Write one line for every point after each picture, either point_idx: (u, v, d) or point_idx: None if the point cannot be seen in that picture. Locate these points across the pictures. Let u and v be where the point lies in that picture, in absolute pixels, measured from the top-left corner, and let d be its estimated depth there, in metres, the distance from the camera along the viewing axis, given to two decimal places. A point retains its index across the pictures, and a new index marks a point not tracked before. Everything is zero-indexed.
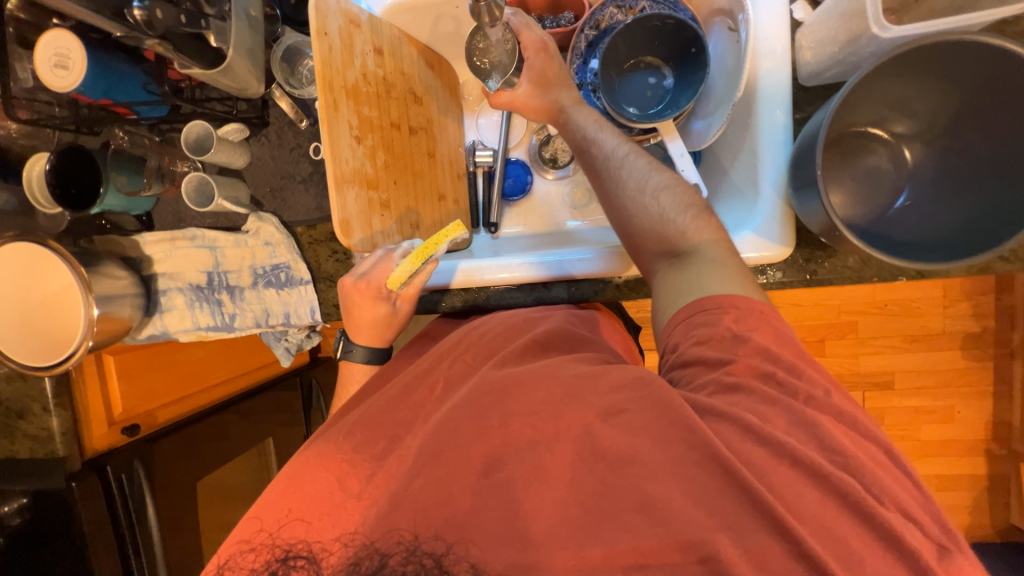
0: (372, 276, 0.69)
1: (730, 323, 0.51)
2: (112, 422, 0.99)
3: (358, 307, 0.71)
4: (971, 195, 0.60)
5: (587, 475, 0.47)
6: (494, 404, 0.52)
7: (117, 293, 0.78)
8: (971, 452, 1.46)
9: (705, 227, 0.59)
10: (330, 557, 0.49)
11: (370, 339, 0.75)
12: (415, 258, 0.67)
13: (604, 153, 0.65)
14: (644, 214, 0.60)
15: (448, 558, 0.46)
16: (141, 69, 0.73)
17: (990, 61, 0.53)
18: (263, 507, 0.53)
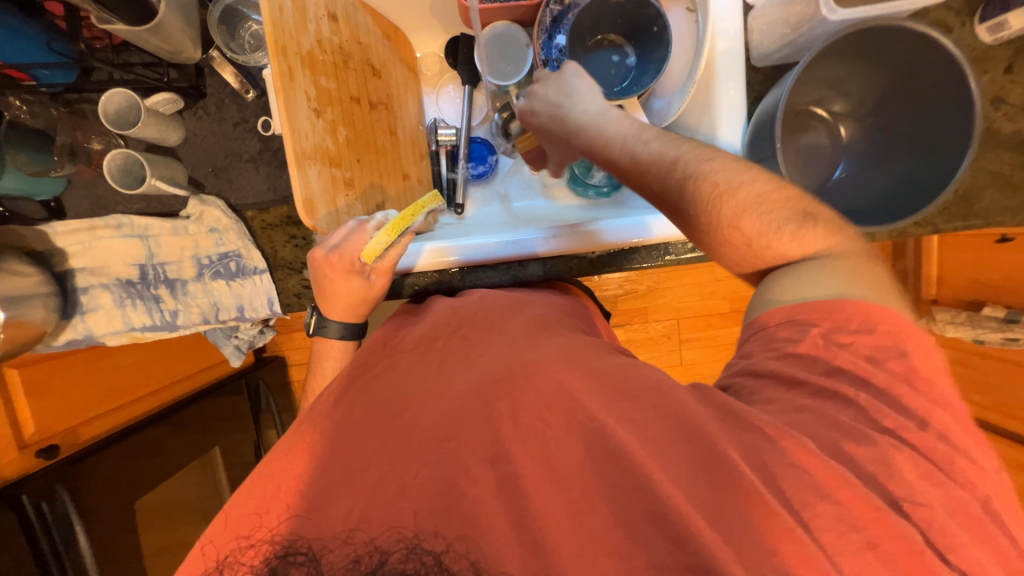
0: (344, 250, 0.64)
1: (821, 334, 0.50)
2: (24, 446, 0.85)
3: (331, 283, 0.67)
4: (896, 167, 0.68)
5: (587, 454, 0.47)
6: (492, 388, 0.51)
7: (25, 294, 0.67)
8: None
9: (812, 243, 0.53)
10: (330, 553, 0.45)
11: (345, 315, 0.71)
12: (391, 229, 0.64)
13: (663, 187, 0.56)
14: (736, 247, 0.54)
15: (448, 556, 0.44)
16: (39, 24, 0.61)
17: (915, 46, 0.60)
18: (241, 516, 0.49)
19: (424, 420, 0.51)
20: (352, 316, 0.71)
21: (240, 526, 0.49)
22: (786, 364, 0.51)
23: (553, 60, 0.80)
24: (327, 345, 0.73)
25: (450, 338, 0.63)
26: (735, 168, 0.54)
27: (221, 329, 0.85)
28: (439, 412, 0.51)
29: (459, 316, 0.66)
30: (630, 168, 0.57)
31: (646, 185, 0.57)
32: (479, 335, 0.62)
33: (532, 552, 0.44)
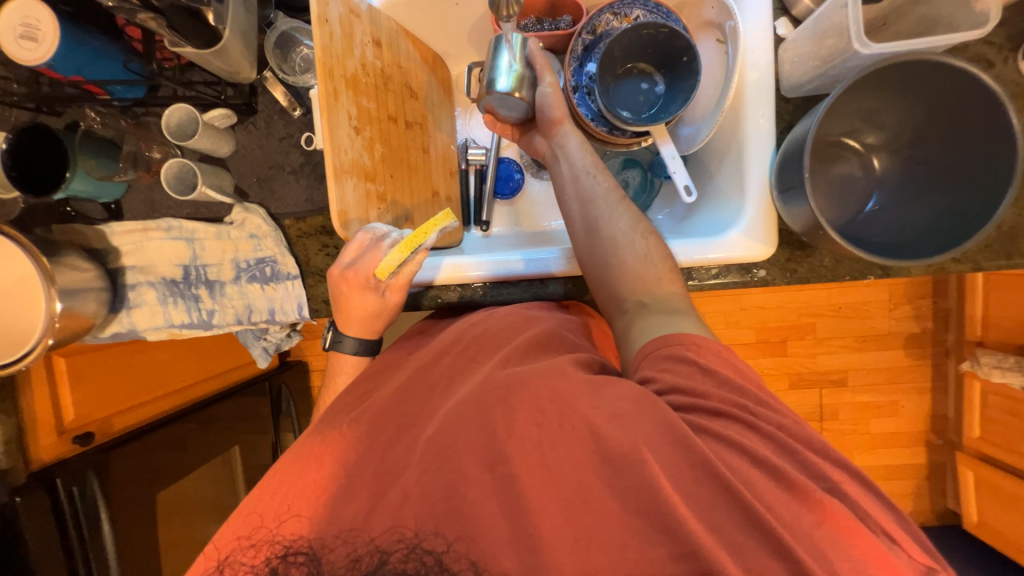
0: (360, 266, 0.66)
1: (694, 356, 0.56)
2: (62, 431, 0.90)
3: (349, 295, 0.69)
4: (931, 201, 0.67)
5: (590, 474, 0.48)
6: (502, 399, 0.53)
7: (82, 286, 0.72)
8: (914, 443, 1.60)
9: (673, 281, 0.66)
10: (330, 553, 0.48)
11: (359, 332, 0.73)
12: (404, 247, 0.65)
13: (597, 187, 0.71)
14: (629, 252, 0.67)
15: (448, 555, 0.46)
16: (120, 46, 0.69)
17: (953, 79, 0.59)
18: (248, 511, 0.51)
19: (435, 428, 0.52)
20: (368, 330, 0.73)
21: (246, 520, 0.50)
22: (728, 389, 0.53)
23: (582, 87, 0.82)
24: (340, 360, 0.75)
25: (459, 354, 0.63)
26: (642, 215, 0.71)
27: (251, 331, 0.88)
28: (448, 420, 0.53)
29: (464, 334, 0.66)
30: (579, 165, 0.73)
31: (585, 180, 0.72)
32: (489, 351, 0.63)
33: (524, 561, 0.45)
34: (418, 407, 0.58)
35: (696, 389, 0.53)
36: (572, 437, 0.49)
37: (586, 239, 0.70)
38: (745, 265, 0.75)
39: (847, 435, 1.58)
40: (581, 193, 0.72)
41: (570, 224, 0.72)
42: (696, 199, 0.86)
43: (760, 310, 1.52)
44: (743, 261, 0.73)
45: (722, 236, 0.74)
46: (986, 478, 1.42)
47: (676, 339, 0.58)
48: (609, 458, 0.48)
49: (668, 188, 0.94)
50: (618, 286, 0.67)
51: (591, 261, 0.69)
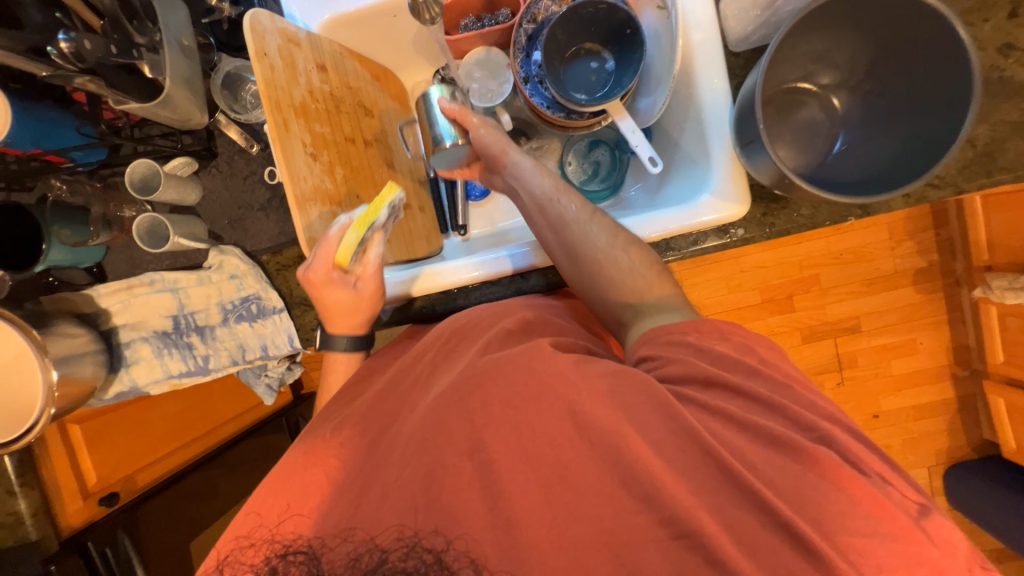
0: (320, 262, 0.66)
1: (693, 338, 0.57)
2: (88, 495, 0.92)
3: (322, 294, 0.69)
4: (896, 130, 0.65)
5: (581, 459, 0.48)
6: (474, 388, 0.52)
7: (76, 352, 0.74)
8: (939, 378, 1.56)
9: (666, 284, 0.65)
10: (329, 552, 0.49)
11: (346, 329, 0.73)
12: (358, 226, 0.63)
13: (565, 210, 0.68)
14: (616, 269, 0.65)
15: (448, 554, 0.47)
16: (71, 112, 0.71)
17: (895, 6, 0.58)
18: (241, 530, 0.52)
19: (413, 426, 0.53)
20: (354, 324, 0.73)
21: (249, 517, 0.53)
22: (717, 365, 0.54)
23: (533, 76, 0.82)
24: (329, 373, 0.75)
25: (438, 350, 0.63)
26: (619, 225, 0.69)
27: (251, 369, 0.87)
28: None
29: (449, 328, 0.66)
30: (540, 193, 0.70)
31: (550, 207, 0.69)
32: (466, 343, 0.62)
33: (523, 554, 0.46)
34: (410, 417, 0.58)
35: (685, 361, 0.54)
36: (560, 425, 0.49)
37: (569, 264, 0.68)
38: (722, 227, 0.74)
39: (867, 380, 1.56)
40: (550, 219, 0.69)
41: (549, 253, 0.69)
42: (665, 169, 0.85)
43: (759, 269, 1.50)
44: (718, 224, 0.73)
45: (694, 200, 0.74)
46: (1015, 403, 1.39)
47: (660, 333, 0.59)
48: (596, 439, 0.48)
49: (637, 163, 0.93)
50: (611, 300, 0.66)
51: (584, 286, 0.67)
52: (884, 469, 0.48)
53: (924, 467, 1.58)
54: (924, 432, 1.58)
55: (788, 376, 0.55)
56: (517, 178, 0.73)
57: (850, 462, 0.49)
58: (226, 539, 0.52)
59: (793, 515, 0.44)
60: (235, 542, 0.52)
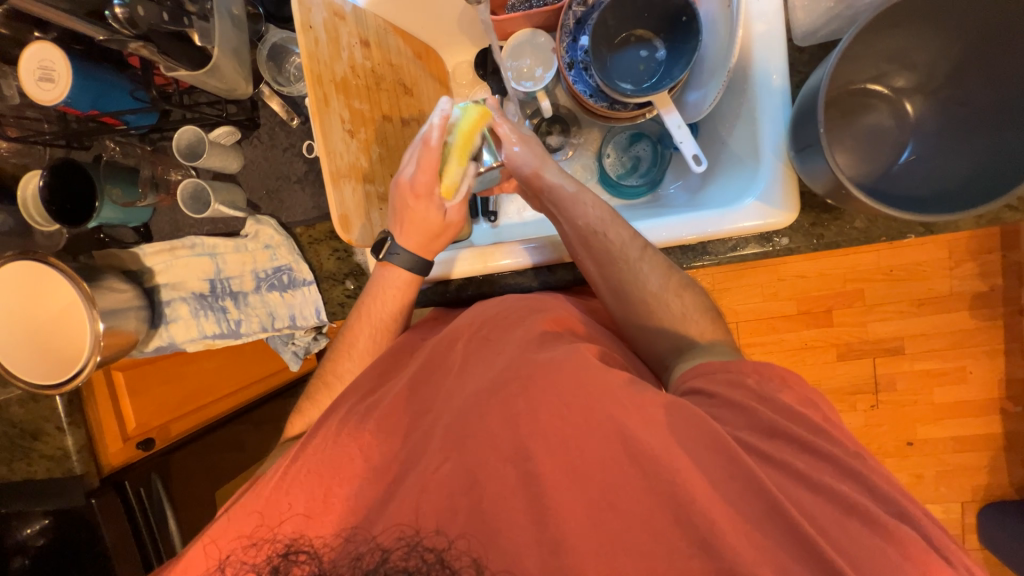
0: (421, 172, 0.63)
1: (754, 383, 0.54)
2: (127, 438, 0.99)
3: (411, 211, 0.66)
4: (977, 143, 0.59)
5: (594, 462, 0.49)
6: (519, 390, 0.52)
7: (121, 307, 0.78)
8: (986, 412, 1.46)
9: (718, 331, 0.65)
10: (330, 552, 0.51)
11: (417, 245, 0.68)
12: (461, 155, 0.65)
13: (613, 246, 0.66)
14: (670, 315, 0.65)
15: (449, 552, 0.48)
16: (126, 76, 0.74)
17: (995, 2, 0.52)
18: (258, 506, 0.54)
19: (453, 416, 0.54)
20: (427, 244, 0.69)
21: (257, 505, 0.54)
22: (772, 408, 0.52)
23: (578, 62, 0.79)
24: (338, 360, 0.73)
25: (471, 338, 0.63)
26: (670, 264, 0.68)
27: (279, 336, 0.89)
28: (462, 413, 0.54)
29: (482, 316, 0.66)
30: (591, 224, 0.67)
31: (600, 240, 0.67)
32: (500, 334, 0.62)
33: (528, 550, 0.47)
34: (427, 403, 0.59)
35: (733, 401, 0.53)
36: (577, 428, 0.50)
37: (618, 303, 0.67)
38: (765, 234, 0.69)
39: (905, 406, 1.47)
40: (596, 253, 0.67)
41: (589, 281, 0.69)
42: (709, 168, 0.81)
43: (800, 279, 1.43)
44: (762, 230, 0.69)
45: (737, 204, 0.70)
46: None
47: (699, 368, 0.58)
48: (611, 446, 0.49)
49: (679, 159, 0.89)
50: (658, 342, 0.65)
51: (624, 318, 0.67)
52: (912, 510, 0.46)
53: (956, 502, 1.49)
54: (961, 465, 1.48)
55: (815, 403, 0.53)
56: (567, 204, 0.69)
57: (869, 497, 0.47)
58: (243, 507, 0.55)
59: (801, 543, 0.43)
60: (250, 505, 0.54)
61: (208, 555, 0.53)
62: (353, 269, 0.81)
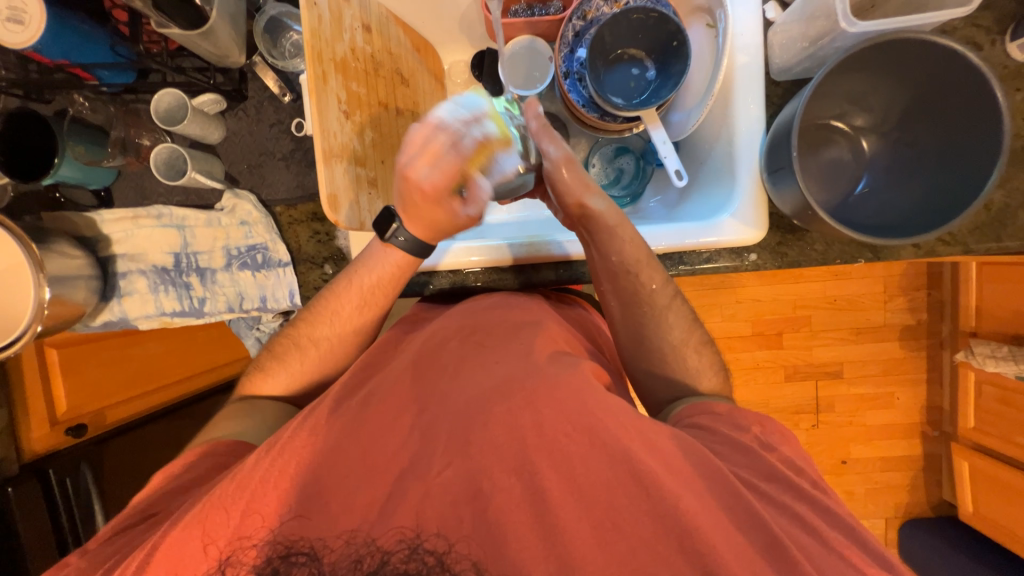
0: (437, 176, 0.63)
1: (758, 431, 0.59)
2: (55, 422, 0.91)
3: (419, 206, 0.66)
4: (922, 182, 0.66)
5: (586, 466, 0.50)
6: (525, 402, 0.53)
7: (71, 274, 0.72)
8: (910, 434, 1.60)
9: (704, 361, 0.69)
10: (331, 554, 0.48)
11: (425, 235, 0.68)
12: (473, 161, 0.63)
13: (638, 288, 0.69)
14: (680, 360, 0.69)
15: (449, 556, 0.47)
16: (107, 30, 0.70)
17: (944, 61, 0.59)
18: (232, 504, 0.49)
19: (455, 418, 0.54)
20: (431, 229, 0.67)
21: (229, 502, 0.49)
22: (738, 433, 0.59)
23: (573, 73, 0.82)
24: (315, 346, 0.70)
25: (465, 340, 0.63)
26: (694, 319, 0.72)
27: (245, 319, 0.85)
28: (458, 412, 0.54)
29: (473, 320, 0.67)
30: (621, 263, 0.68)
31: (625, 279, 0.69)
32: (495, 340, 0.63)
33: (523, 554, 0.47)
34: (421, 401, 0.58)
35: (724, 435, 0.58)
36: (573, 434, 0.51)
37: (630, 336, 0.71)
38: (738, 250, 0.74)
39: (842, 426, 1.59)
40: (621, 292, 0.70)
41: (607, 311, 0.73)
42: (691, 186, 0.85)
43: (756, 302, 1.53)
44: (734, 246, 0.74)
45: (715, 219, 0.74)
46: (980, 467, 1.43)
47: (704, 407, 0.63)
48: (603, 450, 0.51)
49: (660, 174, 0.93)
50: (658, 389, 0.70)
51: (629, 347, 0.72)
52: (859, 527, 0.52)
53: (883, 518, 1.62)
54: (887, 483, 1.61)
55: (779, 439, 0.60)
56: (597, 242, 0.69)
57: (824, 509, 0.53)
58: (213, 504, 0.50)
59: (777, 547, 0.47)
60: (220, 497, 0.50)
61: (171, 555, 0.48)
62: (334, 254, 0.79)
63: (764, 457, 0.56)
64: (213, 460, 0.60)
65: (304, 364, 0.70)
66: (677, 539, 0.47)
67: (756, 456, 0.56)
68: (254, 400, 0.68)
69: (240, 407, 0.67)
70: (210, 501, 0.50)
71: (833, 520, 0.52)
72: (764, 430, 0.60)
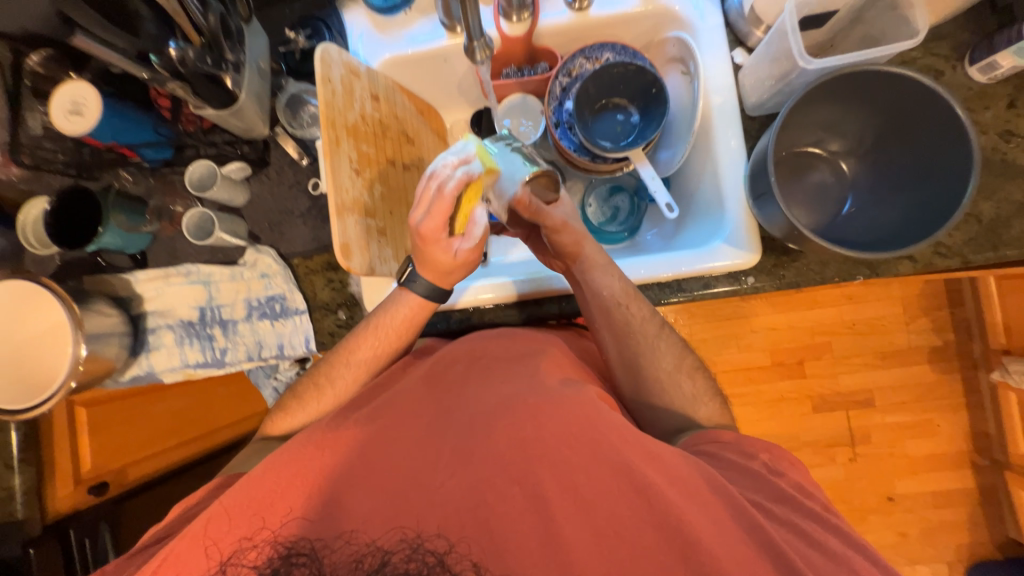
0: (432, 220, 0.62)
1: (768, 455, 0.59)
2: (79, 481, 0.92)
3: (424, 250, 0.66)
4: (906, 199, 0.69)
5: (592, 487, 0.50)
6: (528, 415, 0.54)
7: (105, 331, 0.78)
8: (958, 465, 1.49)
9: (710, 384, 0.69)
10: (331, 554, 0.48)
11: (435, 279, 0.70)
12: (466, 201, 0.63)
13: (630, 319, 0.71)
14: (680, 392, 0.69)
15: (449, 556, 0.48)
16: (152, 114, 0.80)
17: (902, 88, 0.64)
18: (237, 516, 0.50)
19: (457, 436, 0.54)
20: (439, 269, 0.69)
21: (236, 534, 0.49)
22: (747, 454, 0.59)
23: (564, 122, 0.90)
24: (327, 387, 0.72)
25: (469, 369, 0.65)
26: (684, 347, 0.73)
27: (263, 368, 0.88)
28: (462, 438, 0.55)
29: (478, 342, 0.68)
30: (611, 298, 0.71)
31: (616, 313, 0.71)
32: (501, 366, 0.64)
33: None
34: None
35: (733, 458, 0.58)
36: (578, 457, 0.51)
37: (625, 372, 0.71)
38: (735, 274, 0.76)
39: (881, 459, 1.50)
40: (614, 325, 0.71)
41: (601, 345, 0.74)
42: (684, 218, 0.89)
43: (771, 330, 1.51)
44: (731, 271, 0.76)
45: (709, 245, 0.77)
46: None
47: (708, 436, 0.62)
48: (609, 473, 0.51)
49: (654, 209, 0.98)
50: (661, 419, 0.69)
51: (626, 380, 0.72)
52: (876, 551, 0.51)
53: (943, 563, 1.47)
54: (942, 521, 1.49)
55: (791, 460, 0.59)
56: (585, 281, 0.73)
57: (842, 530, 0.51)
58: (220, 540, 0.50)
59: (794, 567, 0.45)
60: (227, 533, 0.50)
61: None
62: (347, 299, 0.83)
63: (774, 481, 0.55)
64: (226, 485, 0.62)
65: (317, 403, 0.72)
66: (684, 558, 0.47)
67: (764, 481, 0.55)
68: (272, 441, 0.71)
69: (260, 447, 0.71)
70: (218, 503, 0.51)
71: (843, 537, 0.51)
72: (772, 458, 0.58)
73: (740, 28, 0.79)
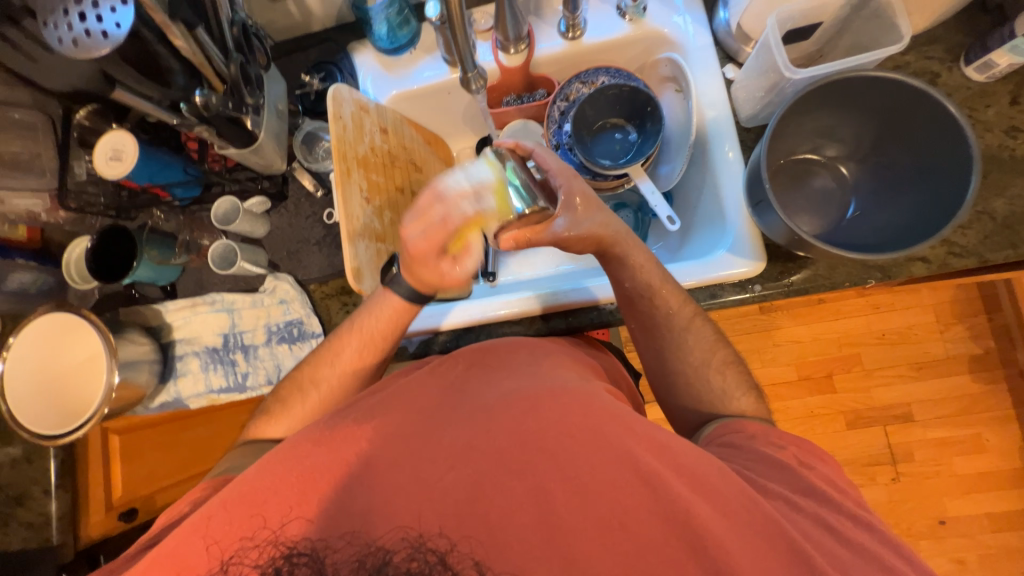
0: (426, 241, 0.66)
1: (794, 450, 0.59)
2: (111, 507, 0.96)
3: (414, 265, 0.70)
4: (913, 199, 0.68)
5: (597, 488, 0.49)
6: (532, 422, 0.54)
7: (137, 359, 0.82)
8: (1016, 483, 1.38)
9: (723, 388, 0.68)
10: (332, 553, 0.48)
11: (417, 284, 0.72)
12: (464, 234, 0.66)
13: (659, 312, 0.70)
14: (709, 387, 0.68)
15: (451, 555, 0.47)
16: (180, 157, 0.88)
17: (893, 89, 0.64)
18: (240, 519, 0.50)
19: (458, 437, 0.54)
20: (424, 286, 0.72)
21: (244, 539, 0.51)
22: (772, 449, 0.59)
23: (564, 144, 0.93)
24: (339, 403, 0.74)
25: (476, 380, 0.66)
26: (720, 339, 0.70)
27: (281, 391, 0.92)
28: None
29: (483, 349, 0.69)
30: (637, 290, 0.70)
31: (642, 308, 0.71)
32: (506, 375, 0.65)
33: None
34: None
35: (757, 454, 0.59)
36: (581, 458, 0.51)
37: (657, 364, 0.72)
38: (741, 282, 0.76)
39: (928, 478, 1.40)
40: (644, 320, 0.71)
41: (636, 344, 0.74)
42: (688, 229, 0.90)
43: (794, 343, 1.47)
44: (736, 279, 0.76)
45: (713, 254, 0.78)
46: None
47: (735, 426, 0.63)
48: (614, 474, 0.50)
49: (658, 223, 0.99)
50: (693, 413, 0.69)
51: (658, 380, 0.73)
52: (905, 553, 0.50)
53: None
54: (1003, 547, 1.37)
55: (811, 464, 0.58)
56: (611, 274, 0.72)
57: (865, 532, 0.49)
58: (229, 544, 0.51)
59: None
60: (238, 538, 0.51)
61: None
62: None
63: (803, 474, 0.56)
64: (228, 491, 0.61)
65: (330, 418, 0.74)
66: (692, 555, 0.47)
67: (793, 472, 0.56)
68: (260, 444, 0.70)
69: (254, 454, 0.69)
70: (222, 506, 0.52)
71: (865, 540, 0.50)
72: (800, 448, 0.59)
73: (729, 45, 0.81)
